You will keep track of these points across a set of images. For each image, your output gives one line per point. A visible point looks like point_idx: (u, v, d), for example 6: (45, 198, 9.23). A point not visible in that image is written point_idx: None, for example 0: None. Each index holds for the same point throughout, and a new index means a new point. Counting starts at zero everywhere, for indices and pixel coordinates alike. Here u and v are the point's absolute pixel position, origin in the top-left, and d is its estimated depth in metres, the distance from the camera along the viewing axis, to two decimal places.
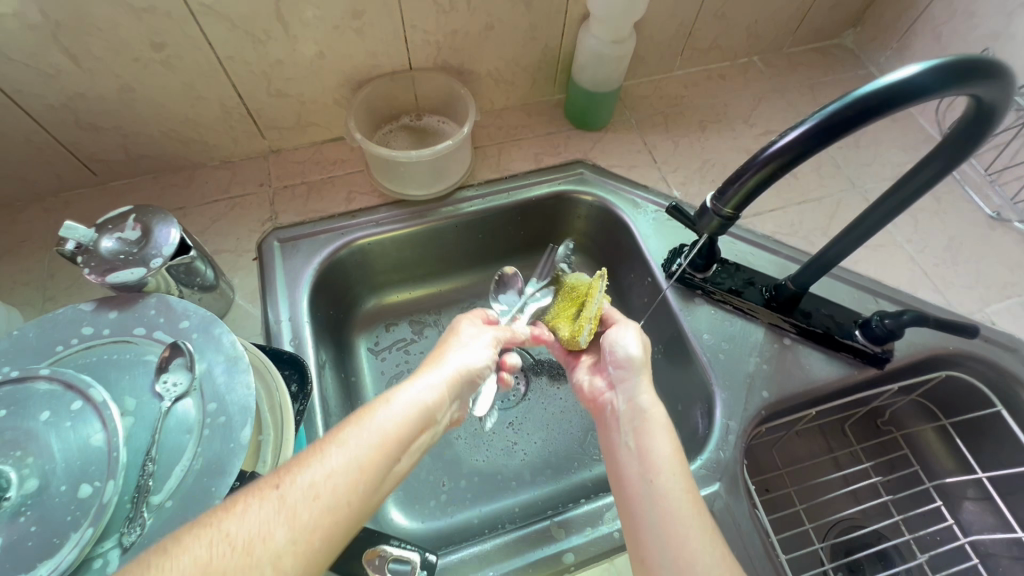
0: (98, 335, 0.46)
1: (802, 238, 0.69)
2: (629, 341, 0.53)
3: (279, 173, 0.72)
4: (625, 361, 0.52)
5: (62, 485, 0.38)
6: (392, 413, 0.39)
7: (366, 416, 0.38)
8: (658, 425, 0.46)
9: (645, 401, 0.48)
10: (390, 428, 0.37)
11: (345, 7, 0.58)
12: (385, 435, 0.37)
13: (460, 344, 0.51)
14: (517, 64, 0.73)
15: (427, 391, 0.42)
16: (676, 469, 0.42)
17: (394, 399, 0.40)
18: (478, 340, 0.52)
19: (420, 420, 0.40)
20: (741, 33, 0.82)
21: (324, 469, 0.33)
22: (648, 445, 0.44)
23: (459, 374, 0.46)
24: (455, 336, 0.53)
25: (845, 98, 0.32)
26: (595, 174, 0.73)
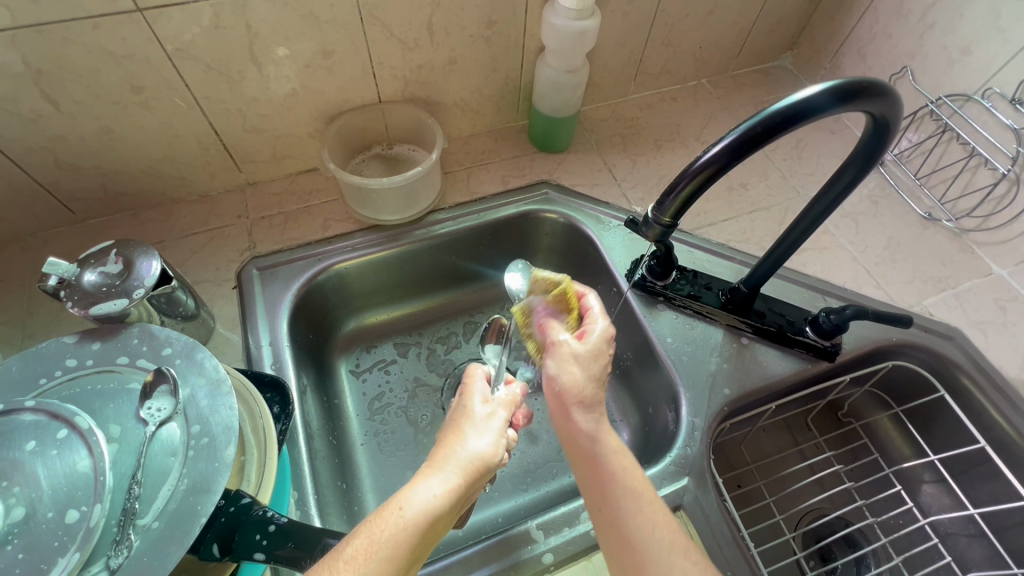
0: (82, 366, 0.48)
1: (754, 244, 0.74)
2: (554, 370, 0.49)
3: (256, 204, 0.74)
4: (555, 397, 0.48)
5: (49, 511, 0.39)
6: (404, 516, 0.37)
7: (379, 523, 0.36)
8: (609, 453, 0.45)
9: (591, 432, 0.46)
10: (403, 535, 0.36)
11: (316, 47, 0.62)
12: (396, 545, 0.35)
13: (479, 420, 0.45)
14: (481, 93, 0.78)
15: (445, 486, 0.39)
16: (636, 499, 0.42)
17: (411, 498, 0.38)
18: (495, 412, 0.46)
19: (435, 520, 0.38)
20: (689, 58, 0.89)
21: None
22: (602, 480, 0.43)
23: (477, 460, 0.42)
24: (473, 406, 0.47)
25: (759, 115, 0.38)
26: (559, 193, 0.78)
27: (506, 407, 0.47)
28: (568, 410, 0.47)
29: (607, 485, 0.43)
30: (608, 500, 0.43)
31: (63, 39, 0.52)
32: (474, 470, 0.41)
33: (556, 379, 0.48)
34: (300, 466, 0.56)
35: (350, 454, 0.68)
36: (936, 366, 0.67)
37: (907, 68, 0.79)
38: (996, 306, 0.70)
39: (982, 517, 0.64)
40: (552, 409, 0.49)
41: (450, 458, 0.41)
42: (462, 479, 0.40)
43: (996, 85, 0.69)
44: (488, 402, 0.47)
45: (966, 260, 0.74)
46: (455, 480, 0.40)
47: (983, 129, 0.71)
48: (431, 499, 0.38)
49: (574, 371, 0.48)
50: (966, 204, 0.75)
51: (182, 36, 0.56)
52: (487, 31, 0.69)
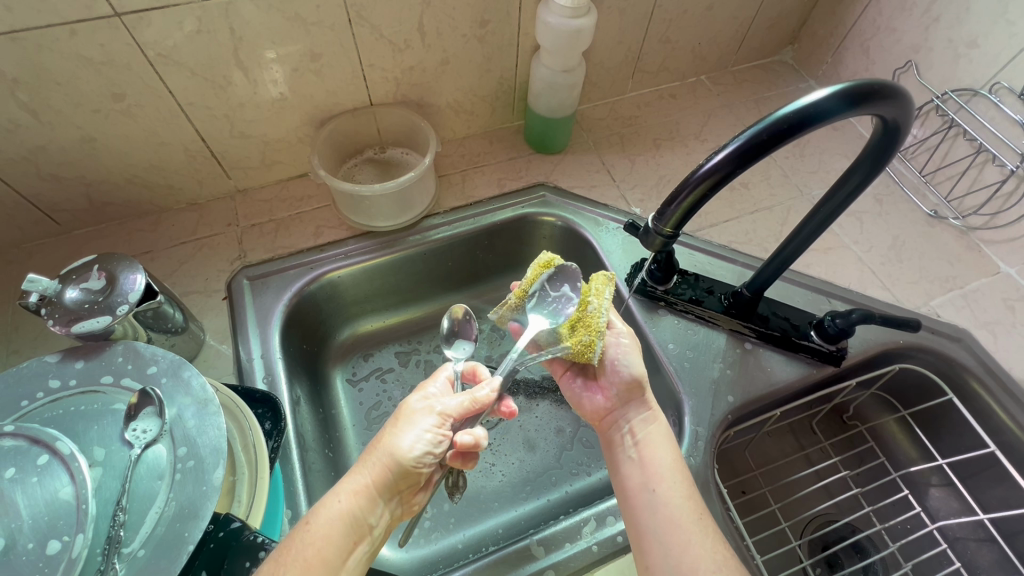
0: (65, 386, 0.46)
1: (757, 245, 0.73)
2: (630, 354, 0.54)
3: (246, 212, 0.73)
4: (630, 382, 0.53)
5: (30, 542, 0.37)
6: (308, 528, 0.39)
7: (289, 541, 0.38)
8: (663, 441, 0.50)
9: (648, 421, 0.51)
10: (310, 548, 0.37)
11: (304, 50, 0.61)
12: (303, 557, 0.37)
13: (404, 417, 0.45)
14: (475, 94, 0.76)
15: (353, 492, 0.41)
16: (680, 480, 0.46)
17: (316, 512, 0.40)
18: (427, 407, 0.46)
19: (345, 526, 0.39)
20: (687, 54, 0.87)
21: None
22: (652, 458, 0.48)
23: (389, 455, 0.43)
24: (403, 405, 0.48)
25: (764, 120, 0.36)
26: (556, 196, 0.76)
27: (446, 406, 0.46)
28: (632, 394, 0.53)
29: (652, 461, 0.48)
30: (648, 475, 0.47)
31: (39, 47, 0.50)
32: (382, 465, 0.42)
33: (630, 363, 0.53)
34: (293, 483, 0.55)
35: (346, 466, 0.67)
36: (944, 369, 0.66)
37: (911, 62, 0.77)
38: (1005, 306, 0.68)
39: (991, 523, 0.63)
40: (619, 398, 0.53)
41: (361, 463, 0.43)
42: (370, 480, 0.42)
43: (1003, 79, 0.67)
44: (420, 400, 0.48)
45: (972, 258, 0.72)
46: (363, 485, 0.42)
47: (990, 124, 0.69)
48: (338, 508, 0.40)
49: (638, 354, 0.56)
50: (973, 201, 0.73)
51: (163, 41, 0.54)
52: (480, 31, 0.67)
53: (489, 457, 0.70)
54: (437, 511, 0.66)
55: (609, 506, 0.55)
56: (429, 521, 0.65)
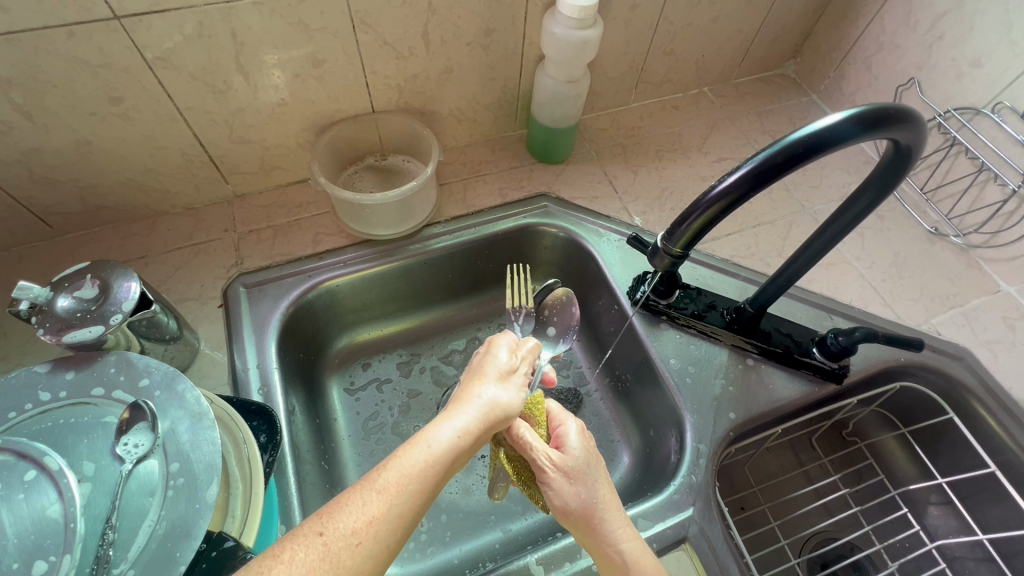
0: (54, 398, 0.45)
1: (759, 259, 0.73)
2: (552, 498, 0.45)
3: (244, 217, 0.72)
4: (568, 517, 0.45)
5: (14, 563, 0.36)
6: (431, 451, 0.37)
7: (410, 456, 0.36)
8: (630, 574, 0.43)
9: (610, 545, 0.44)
10: (430, 471, 0.36)
11: (306, 56, 0.60)
12: (424, 478, 0.35)
13: (504, 369, 0.46)
14: (479, 103, 0.75)
15: (465, 430, 0.39)
16: None
17: (437, 433, 0.38)
18: (519, 368, 0.47)
19: (455, 458, 0.38)
20: (691, 66, 0.87)
21: (365, 513, 0.32)
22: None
23: (497, 407, 0.42)
24: (497, 355, 0.47)
25: (777, 144, 0.36)
26: (559, 207, 0.75)
27: (531, 366, 0.47)
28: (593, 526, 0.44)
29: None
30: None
31: (34, 48, 0.49)
32: (493, 417, 0.42)
33: (559, 506, 0.45)
34: (288, 498, 0.54)
35: (341, 478, 0.66)
36: (945, 387, 0.66)
37: (914, 80, 0.77)
38: (1005, 324, 0.68)
39: (990, 542, 0.62)
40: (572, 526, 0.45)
41: (470, 402, 0.41)
42: (481, 424, 0.40)
43: (1006, 99, 0.67)
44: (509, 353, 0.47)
45: (972, 276, 0.72)
46: (473, 425, 0.40)
47: (992, 143, 0.69)
48: (455, 436, 0.39)
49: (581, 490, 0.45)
50: (973, 219, 0.73)
51: (163, 44, 0.53)
52: (484, 40, 0.67)
53: (483, 470, 0.70)
54: (433, 525, 0.65)
55: None
56: (424, 535, 0.65)
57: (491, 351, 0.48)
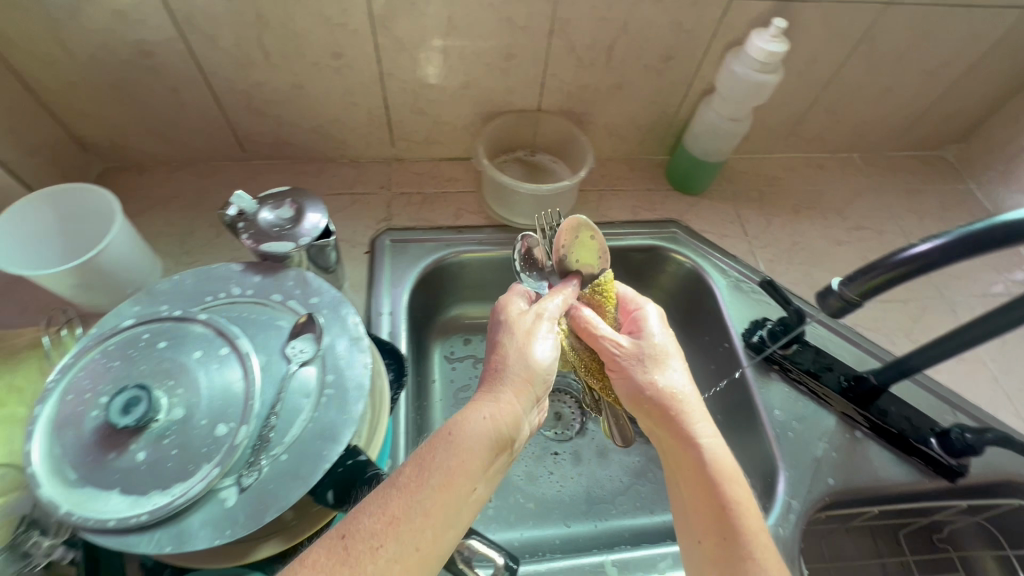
0: (243, 294, 0.52)
1: (884, 335, 0.71)
2: (642, 376, 0.52)
3: (399, 180, 0.78)
4: (642, 398, 0.52)
5: (203, 419, 0.43)
6: (452, 445, 0.40)
7: (433, 457, 0.39)
8: (725, 479, 0.46)
9: (699, 434, 0.49)
10: (451, 460, 0.39)
11: (501, 49, 0.65)
12: (452, 470, 0.39)
13: (525, 342, 0.50)
14: (634, 122, 0.78)
15: (493, 409, 0.44)
16: (740, 507, 0.45)
17: (460, 425, 0.42)
18: (547, 336, 0.51)
19: (491, 434, 0.42)
20: (848, 129, 0.86)
21: (383, 515, 0.35)
22: (716, 496, 0.45)
23: (528, 372, 0.48)
24: (511, 334, 0.51)
25: (987, 221, 0.36)
26: (687, 235, 0.77)
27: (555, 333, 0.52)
28: (670, 421, 0.50)
29: (716, 504, 0.45)
30: (707, 514, 0.45)
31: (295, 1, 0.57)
32: (524, 390, 0.47)
33: (645, 386, 0.52)
34: (394, 437, 0.58)
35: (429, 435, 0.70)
36: None
37: None
38: None
39: None
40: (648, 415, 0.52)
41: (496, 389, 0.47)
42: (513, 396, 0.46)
43: None
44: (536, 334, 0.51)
45: None
46: (508, 408, 0.45)
47: None
48: (479, 423, 0.43)
49: (659, 372, 0.53)
50: None
51: (392, 16, 0.60)
52: (660, 65, 0.70)
53: (553, 465, 0.72)
54: (501, 503, 0.68)
55: None
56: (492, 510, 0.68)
57: (529, 347, 0.50)
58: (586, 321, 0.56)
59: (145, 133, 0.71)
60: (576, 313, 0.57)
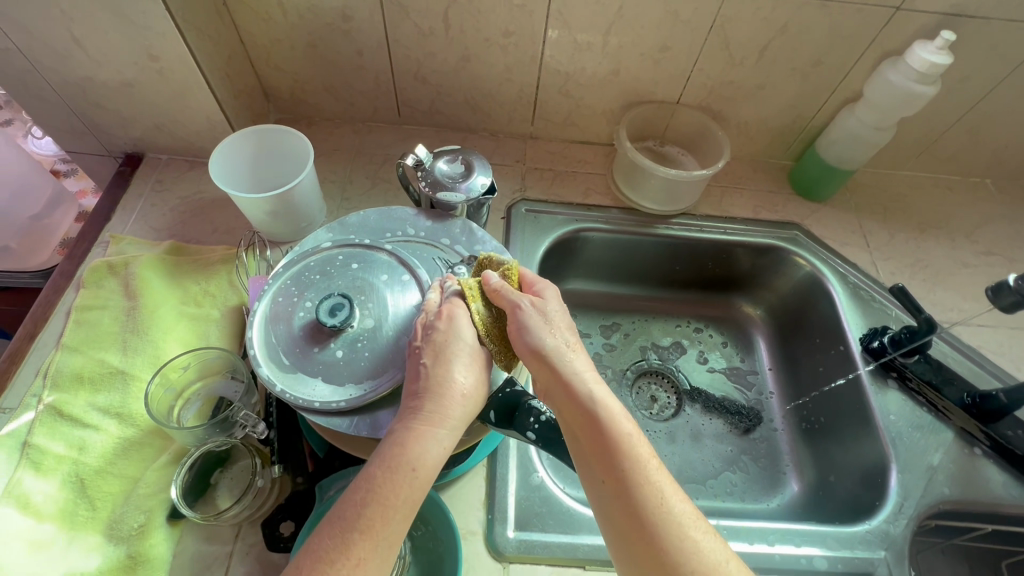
0: (417, 235, 0.59)
1: (1010, 360, 0.70)
2: (533, 319, 0.48)
3: (532, 156, 0.84)
4: (545, 352, 0.47)
5: (390, 331, 0.49)
6: (415, 475, 0.39)
7: (372, 470, 0.39)
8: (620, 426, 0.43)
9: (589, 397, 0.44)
10: (412, 488, 0.39)
11: (659, 40, 0.69)
12: (402, 487, 0.39)
13: (454, 366, 0.46)
14: (767, 124, 0.80)
15: (444, 432, 0.43)
16: (656, 480, 0.41)
17: (420, 456, 0.40)
18: (472, 351, 0.48)
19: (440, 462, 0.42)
20: (987, 153, 0.84)
21: (355, 554, 0.35)
22: (616, 461, 0.41)
23: (467, 394, 0.46)
24: (449, 357, 0.46)
25: None
26: (808, 239, 0.78)
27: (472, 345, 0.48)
28: (560, 372, 0.46)
29: (634, 494, 0.40)
30: (627, 509, 0.40)
31: None
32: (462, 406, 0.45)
33: (536, 341, 0.47)
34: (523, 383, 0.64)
35: None
36: None
37: None
38: None
39: None
40: (543, 378, 0.47)
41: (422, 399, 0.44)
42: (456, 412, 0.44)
43: None
44: (467, 362, 0.47)
45: None
46: (452, 439, 0.43)
47: None
48: (439, 453, 0.42)
49: (561, 314, 0.50)
50: None
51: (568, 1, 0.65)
52: (808, 69, 0.72)
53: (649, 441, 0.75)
54: None
55: (799, 529, 0.56)
56: None
57: (451, 359, 0.46)
58: (499, 287, 0.49)
59: (322, 90, 0.80)
60: (487, 280, 0.50)
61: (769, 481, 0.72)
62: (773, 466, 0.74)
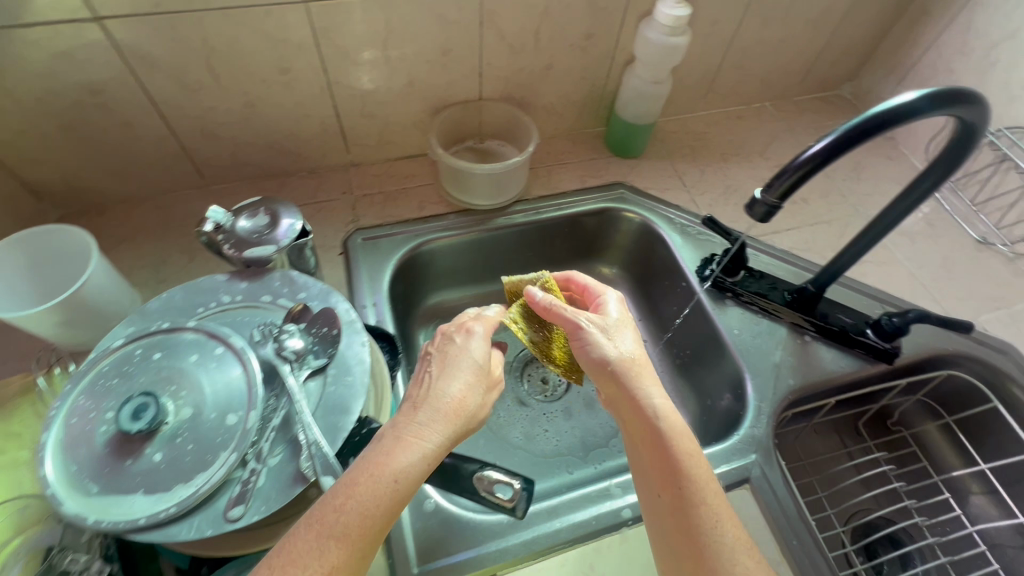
0: (233, 300, 0.55)
1: (816, 253, 0.80)
2: (605, 344, 0.53)
3: (359, 184, 0.82)
4: (604, 366, 0.52)
5: (212, 413, 0.45)
6: (395, 482, 0.40)
7: (354, 476, 0.40)
8: (667, 437, 0.47)
9: (643, 406, 0.49)
10: (390, 493, 0.40)
11: (438, 45, 0.70)
12: (379, 494, 0.39)
13: (444, 377, 0.48)
14: (569, 99, 0.85)
15: (427, 428, 0.44)
16: (699, 493, 0.44)
17: (401, 461, 0.41)
18: (471, 356, 0.51)
19: (422, 471, 0.42)
20: (757, 80, 0.95)
21: (323, 565, 0.36)
22: (677, 479, 0.45)
23: (460, 404, 0.47)
24: (435, 366, 0.50)
25: (862, 116, 0.44)
26: (633, 194, 0.84)
27: (475, 350, 0.51)
28: (628, 382, 0.50)
29: (685, 510, 0.44)
30: (676, 518, 0.44)
31: (239, 23, 0.61)
32: (456, 420, 0.46)
33: (607, 356, 0.52)
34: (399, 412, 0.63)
35: None
36: (989, 377, 0.71)
37: None
38: None
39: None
40: (606, 381, 0.52)
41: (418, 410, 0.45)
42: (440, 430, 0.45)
43: None
44: (463, 367, 0.50)
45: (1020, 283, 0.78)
46: (432, 439, 0.44)
47: None
48: (417, 455, 0.42)
49: (632, 335, 0.55)
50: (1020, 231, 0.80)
51: (332, 26, 0.64)
52: (584, 42, 0.76)
53: (546, 424, 0.77)
54: (507, 466, 0.73)
55: None
56: None
57: (451, 371, 0.49)
58: (547, 301, 0.57)
59: (101, 171, 0.72)
60: (533, 298, 0.58)
61: None
62: None
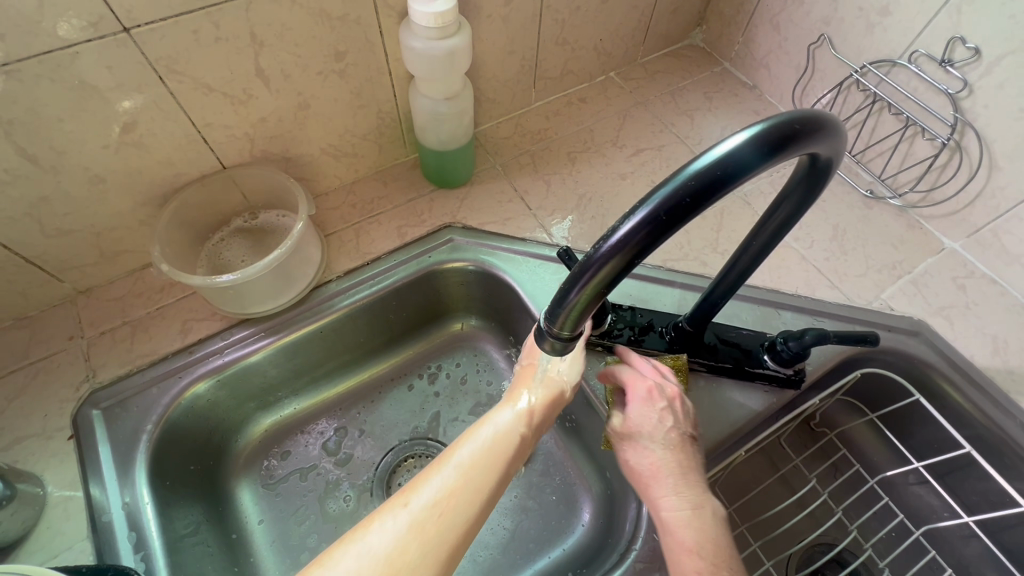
0: None
1: (695, 259, 0.66)
2: (652, 437, 0.47)
3: (93, 317, 0.60)
4: (649, 465, 0.46)
5: None
6: (490, 437, 0.42)
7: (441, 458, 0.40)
8: (694, 542, 0.41)
9: (666, 508, 0.44)
10: (484, 461, 0.40)
11: (107, 120, 0.48)
12: (468, 471, 0.39)
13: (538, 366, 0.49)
14: (353, 135, 0.65)
15: (512, 417, 0.45)
16: None
17: (493, 425, 0.44)
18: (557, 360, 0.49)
19: (516, 438, 0.43)
20: (590, 52, 0.78)
21: (398, 523, 0.35)
22: None
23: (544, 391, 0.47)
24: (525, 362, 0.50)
25: (675, 178, 0.28)
26: (466, 237, 0.66)
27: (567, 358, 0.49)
28: (682, 484, 0.45)
29: None
30: None
31: None
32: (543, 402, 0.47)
33: (648, 455, 0.47)
34: None
35: None
36: (906, 368, 0.61)
37: (824, 36, 0.71)
38: (955, 284, 0.65)
39: (976, 522, 0.58)
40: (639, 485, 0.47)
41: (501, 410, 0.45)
42: (543, 406, 0.47)
43: (921, 46, 0.61)
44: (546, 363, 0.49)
45: (916, 237, 0.68)
46: (532, 416, 0.46)
47: (914, 95, 0.64)
48: (498, 429, 0.43)
49: (672, 438, 0.47)
50: (907, 177, 0.69)
51: None
52: (337, 65, 0.57)
53: None
54: None
55: None
56: None
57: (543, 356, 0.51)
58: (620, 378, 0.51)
59: None
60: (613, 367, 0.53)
61: (561, 510, 0.64)
62: (562, 485, 0.65)
